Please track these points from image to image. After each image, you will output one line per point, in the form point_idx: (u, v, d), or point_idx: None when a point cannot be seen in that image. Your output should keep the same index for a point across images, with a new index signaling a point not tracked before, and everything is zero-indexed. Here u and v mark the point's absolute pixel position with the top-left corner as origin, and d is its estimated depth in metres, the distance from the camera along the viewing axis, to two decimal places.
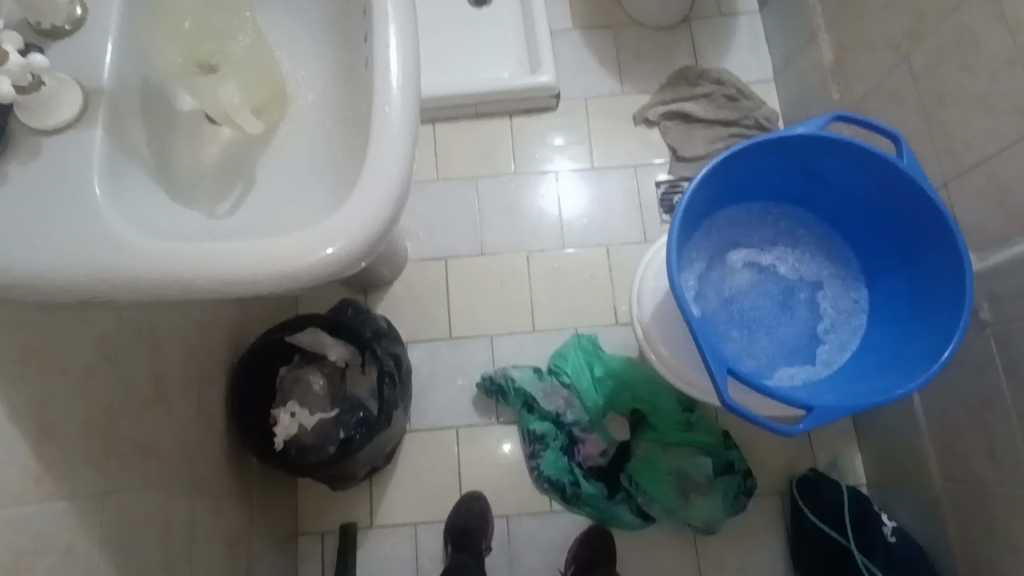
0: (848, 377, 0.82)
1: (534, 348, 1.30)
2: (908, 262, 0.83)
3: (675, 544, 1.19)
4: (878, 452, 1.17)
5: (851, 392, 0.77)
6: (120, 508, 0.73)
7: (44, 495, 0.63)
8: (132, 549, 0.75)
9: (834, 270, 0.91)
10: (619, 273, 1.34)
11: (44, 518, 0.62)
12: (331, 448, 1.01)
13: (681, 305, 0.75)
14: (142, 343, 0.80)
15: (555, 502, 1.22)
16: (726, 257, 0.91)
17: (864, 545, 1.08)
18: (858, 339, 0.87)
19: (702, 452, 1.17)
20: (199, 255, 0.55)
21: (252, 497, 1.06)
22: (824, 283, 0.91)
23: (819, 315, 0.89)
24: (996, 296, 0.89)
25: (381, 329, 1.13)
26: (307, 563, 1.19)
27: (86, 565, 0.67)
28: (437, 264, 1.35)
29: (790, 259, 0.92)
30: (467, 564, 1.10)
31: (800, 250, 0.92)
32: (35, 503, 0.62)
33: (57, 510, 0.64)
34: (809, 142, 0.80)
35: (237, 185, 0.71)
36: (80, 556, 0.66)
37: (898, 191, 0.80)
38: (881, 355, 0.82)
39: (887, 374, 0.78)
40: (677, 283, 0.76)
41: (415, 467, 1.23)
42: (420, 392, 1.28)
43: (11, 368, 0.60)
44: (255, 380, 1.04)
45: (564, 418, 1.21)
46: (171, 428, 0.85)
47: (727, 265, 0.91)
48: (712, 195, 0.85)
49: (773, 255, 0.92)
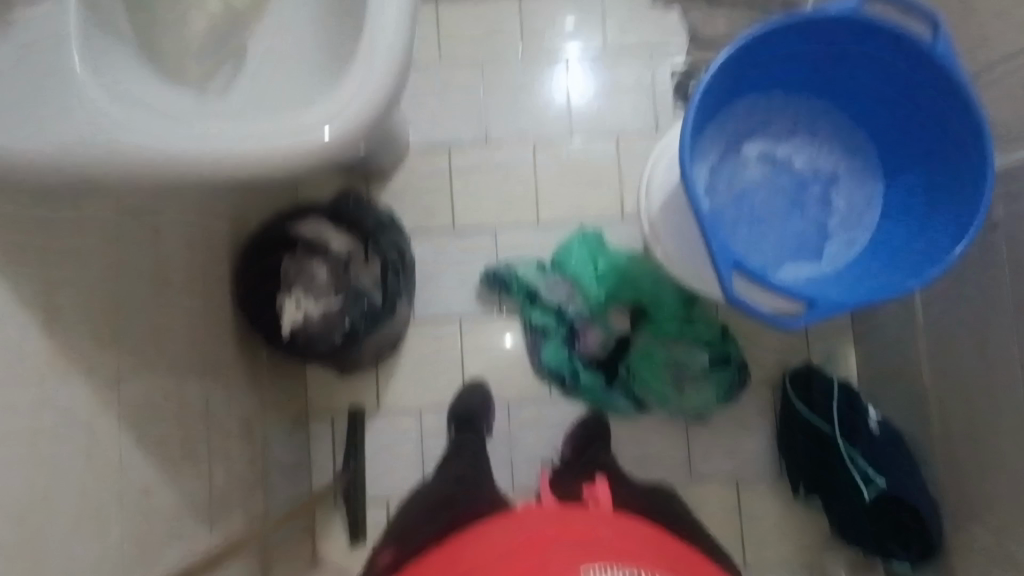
0: (854, 274, 0.81)
1: (538, 242, 1.29)
2: (929, 157, 0.80)
3: (668, 430, 1.24)
4: (873, 349, 1.19)
5: (854, 289, 0.77)
6: (135, 388, 0.75)
7: (60, 375, 0.64)
8: (150, 426, 0.78)
9: (851, 165, 0.88)
10: (627, 166, 1.30)
11: (62, 396, 0.64)
12: (337, 336, 1.03)
13: (691, 199, 0.73)
14: (142, 229, 0.79)
15: (555, 390, 1.26)
16: (740, 148, 0.87)
17: (849, 434, 1.13)
18: (867, 236, 0.85)
19: (700, 345, 1.20)
20: (192, 142, 0.53)
21: (262, 381, 1.09)
22: (839, 178, 0.88)
23: (830, 211, 0.87)
24: (1016, 193, 0.87)
25: (383, 220, 1.11)
26: (317, 442, 1.25)
27: (107, 439, 0.70)
28: (439, 154, 1.30)
29: (808, 152, 0.88)
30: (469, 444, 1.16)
31: (818, 143, 0.88)
32: (52, 382, 0.63)
33: (74, 389, 0.66)
34: (841, 23, 0.74)
35: (225, 62, 0.66)
36: (101, 431, 0.69)
37: (929, 80, 0.75)
38: (888, 256, 0.81)
39: (893, 275, 0.78)
40: (689, 176, 0.73)
41: (419, 356, 1.27)
42: (423, 283, 1.28)
43: (14, 252, 0.60)
44: (259, 269, 1.03)
45: (566, 312, 1.23)
46: (179, 314, 0.86)
47: (742, 158, 0.87)
48: (732, 80, 0.80)
49: (790, 147, 0.88)
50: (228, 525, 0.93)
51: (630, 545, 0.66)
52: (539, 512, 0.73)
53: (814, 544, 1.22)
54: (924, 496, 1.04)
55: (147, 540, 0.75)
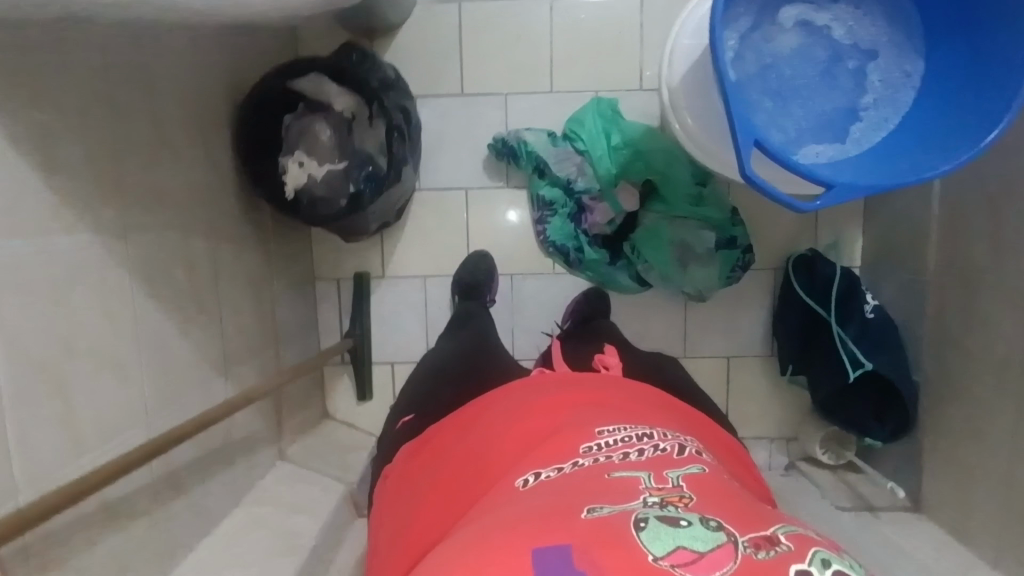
0: (878, 158, 0.77)
1: (550, 111, 1.23)
2: (976, 37, 0.75)
3: (667, 307, 1.27)
4: (881, 236, 1.19)
5: (877, 172, 0.74)
6: (143, 244, 0.75)
7: (69, 229, 0.64)
8: (162, 282, 0.79)
9: (893, 37, 0.80)
10: (650, 30, 1.21)
11: (74, 249, 0.64)
12: (342, 201, 1.03)
13: (718, 66, 0.68)
14: (135, 79, 0.75)
15: (558, 265, 1.27)
16: (775, 13, 0.79)
17: (844, 317, 1.16)
18: (898, 119, 0.79)
19: (708, 226, 1.18)
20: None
21: (268, 243, 1.10)
22: (878, 53, 0.80)
23: (864, 88, 0.80)
24: None
25: (388, 79, 1.05)
26: (325, 304, 1.28)
27: (121, 293, 0.71)
28: (448, 9, 1.21)
29: (848, 21, 0.80)
30: (477, 311, 1.18)
31: (862, 10, 0.80)
32: (62, 236, 0.63)
33: (84, 243, 0.66)
34: None
35: None
36: (115, 285, 0.70)
37: None
38: (915, 144, 0.77)
39: (917, 164, 0.74)
40: (717, 41, 0.68)
41: (424, 225, 1.26)
42: (429, 151, 1.25)
43: (11, 98, 0.57)
44: (260, 129, 1.00)
45: (575, 186, 1.20)
46: (180, 172, 0.84)
47: (775, 24, 0.79)
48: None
49: (831, 15, 0.80)
50: (242, 377, 0.98)
51: (640, 404, 0.70)
52: (554, 379, 0.77)
53: (794, 417, 1.29)
54: (908, 380, 1.09)
55: (167, 387, 0.79)
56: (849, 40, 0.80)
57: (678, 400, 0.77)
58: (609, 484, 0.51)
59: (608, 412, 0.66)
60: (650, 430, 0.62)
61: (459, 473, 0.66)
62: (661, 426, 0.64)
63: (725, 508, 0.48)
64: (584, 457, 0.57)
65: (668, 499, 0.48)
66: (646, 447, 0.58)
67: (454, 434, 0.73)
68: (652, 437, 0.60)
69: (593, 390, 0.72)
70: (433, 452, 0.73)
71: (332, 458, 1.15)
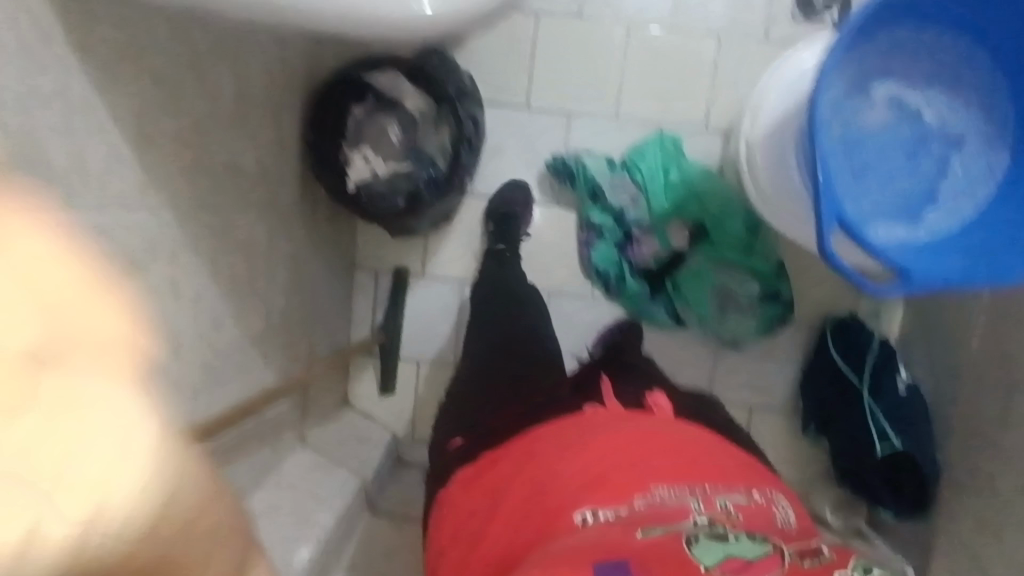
0: (949, 247, 0.77)
1: (612, 136, 1.23)
2: None
3: (698, 348, 1.27)
4: (924, 313, 1.18)
5: (946, 265, 0.73)
6: (211, 224, 0.76)
7: (153, 207, 0.64)
8: (222, 262, 0.80)
9: (984, 126, 0.77)
10: (724, 71, 1.20)
11: (154, 229, 0.65)
12: (399, 198, 1.02)
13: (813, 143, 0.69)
14: (225, 58, 0.75)
15: (597, 290, 1.27)
16: (869, 87, 0.80)
17: (874, 389, 1.16)
18: (977, 206, 0.78)
19: (754, 276, 1.18)
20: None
21: (318, 228, 1.10)
22: (966, 140, 0.79)
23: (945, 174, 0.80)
24: None
25: (465, 88, 1.04)
26: (360, 293, 1.29)
27: (188, 271, 0.72)
28: (526, 20, 1.20)
29: (940, 104, 0.79)
30: (509, 259, 1.21)
31: (956, 95, 0.78)
32: (146, 214, 0.63)
33: (164, 222, 0.66)
34: None
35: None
36: (183, 263, 0.71)
37: None
38: (990, 235, 0.76)
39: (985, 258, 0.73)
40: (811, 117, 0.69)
41: (470, 230, 1.26)
42: (486, 158, 1.25)
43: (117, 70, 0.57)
44: (329, 117, 1.00)
45: (626, 216, 1.20)
46: (251, 153, 0.84)
47: (867, 98, 0.80)
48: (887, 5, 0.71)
49: (923, 96, 0.79)
50: (278, 359, 0.99)
51: (685, 444, 0.79)
52: (609, 413, 0.85)
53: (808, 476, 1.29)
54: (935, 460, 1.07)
55: (214, 366, 0.80)
56: (938, 122, 0.79)
57: (721, 438, 0.85)
58: (663, 510, 0.67)
59: (663, 465, 0.75)
60: (699, 488, 0.72)
61: (522, 500, 0.75)
62: (705, 480, 0.74)
63: (769, 532, 0.64)
64: (641, 509, 0.69)
65: (717, 521, 0.65)
66: (696, 505, 0.68)
67: (513, 462, 0.80)
68: (701, 493, 0.71)
69: (646, 431, 0.80)
70: (493, 480, 0.80)
71: (350, 448, 1.16)
